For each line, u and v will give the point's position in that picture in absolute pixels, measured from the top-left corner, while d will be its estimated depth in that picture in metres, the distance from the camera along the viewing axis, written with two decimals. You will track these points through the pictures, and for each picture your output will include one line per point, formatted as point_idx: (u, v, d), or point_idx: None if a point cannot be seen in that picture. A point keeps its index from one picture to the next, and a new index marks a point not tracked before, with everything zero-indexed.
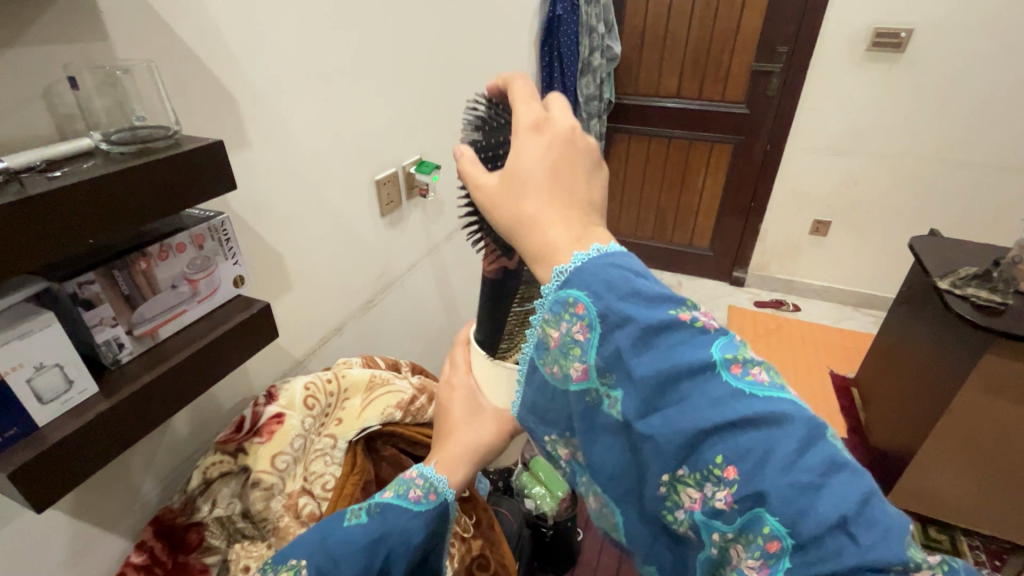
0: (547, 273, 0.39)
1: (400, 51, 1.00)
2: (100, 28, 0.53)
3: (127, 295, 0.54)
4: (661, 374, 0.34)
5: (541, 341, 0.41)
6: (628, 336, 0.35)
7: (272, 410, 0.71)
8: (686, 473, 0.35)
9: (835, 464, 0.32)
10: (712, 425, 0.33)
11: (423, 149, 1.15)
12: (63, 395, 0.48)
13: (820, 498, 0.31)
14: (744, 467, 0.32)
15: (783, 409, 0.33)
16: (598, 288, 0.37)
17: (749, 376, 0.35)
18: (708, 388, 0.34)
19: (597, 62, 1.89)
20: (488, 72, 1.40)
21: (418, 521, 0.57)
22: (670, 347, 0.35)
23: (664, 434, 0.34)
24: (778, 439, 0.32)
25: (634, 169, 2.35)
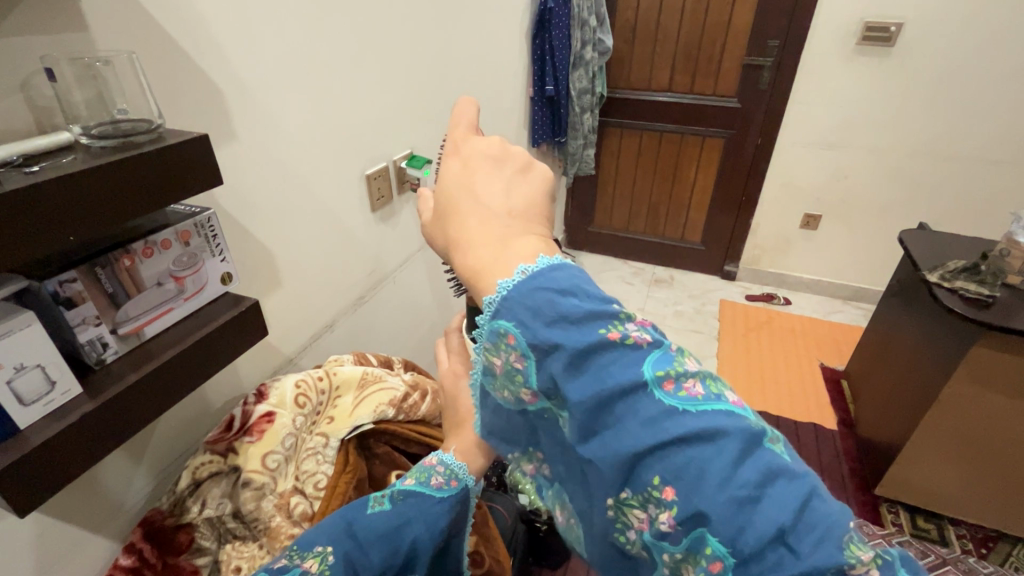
0: (480, 302, 0.38)
1: (390, 44, 0.99)
2: (79, 18, 0.52)
3: (110, 293, 0.53)
4: (590, 400, 0.33)
5: (484, 368, 0.40)
6: (560, 362, 0.34)
7: (262, 410, 0.69)
8: (629, 496, 0.34)
9: (771, 474, 0.30)
10: (644, 449, 0.32)
11: (414, 143, 1.14)
12: (45, 397, 0.47)
13: (756, 513, 0.30)
14: (681, 488, 0.31)
15: (719, 424, 0.31)
16: (524, 315, 0.35)
17: (683, 391, 0.33)
18: (639, 408, 0.32)
19: (589, 55, 1.88)
20: (479, 65, 1.38)
21: (440, 508, 0.57)
22: (599, 369, 0.33)
23: (603, 459, 0.33)
24: (711, 457, 0.31)
25: (626, 163, 2.35)
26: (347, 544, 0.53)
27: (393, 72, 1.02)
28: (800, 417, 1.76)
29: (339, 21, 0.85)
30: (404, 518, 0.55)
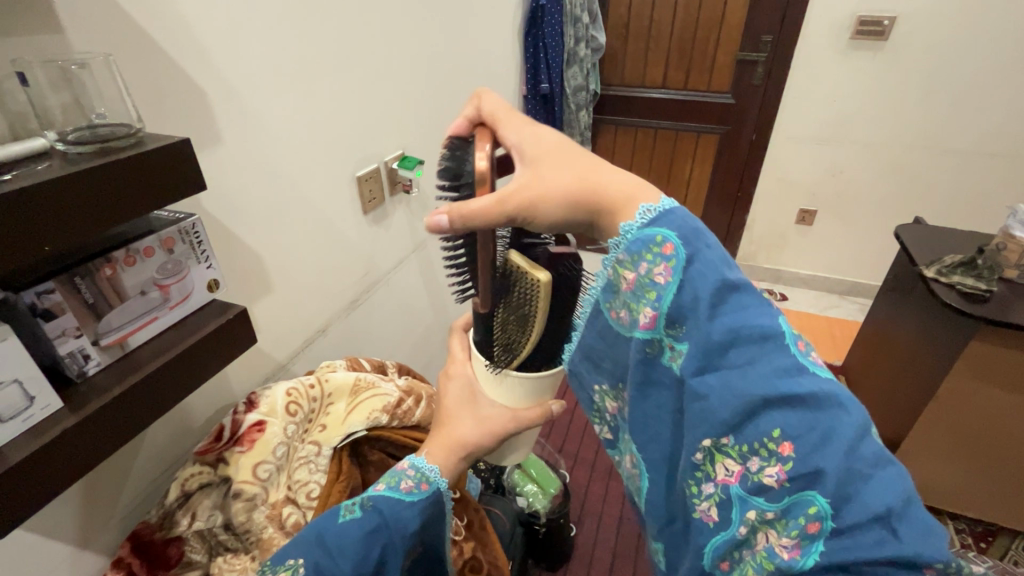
0: (631, 211, 0.42)
1: (379, 42, 0.97)
2: (53, 21, 0.50)
3: (91, 303, 0.51)
4: (731, 333, 0.37)
5: (608, 284, 0.43)
6: (712, 291, 0.38)
7: (253, 418, 0.68)
8: (731, 444, 0.37)
9: (884, 459, 0.35)
10: (773, 393, 0.35)
11: (405, 143, 1.12)
12: (25, 413, 0.45)
13: (870, 489, 0.33)
14: (803, 444, 0.35)
15: (840, 395, 0.36)
16: (688, 235, 0.40)
17: (811, 358, 0.38)
18: (775, 357, 0.36)
19: (582, 52, 1.86)
20: (471, 63, 1.37)
21: (411, 512, 0.55)
22: (742, 307, 0.38)
23: (721, 393, 0.37)
24: (842, 421, 0.34)
25: (621, 160, 2.34)
26: (319, 552, 0.51)
27: (383, 71, 1.00)
28: None
29: (327, 18, 0.84)
30: (380, 520, 0.53)
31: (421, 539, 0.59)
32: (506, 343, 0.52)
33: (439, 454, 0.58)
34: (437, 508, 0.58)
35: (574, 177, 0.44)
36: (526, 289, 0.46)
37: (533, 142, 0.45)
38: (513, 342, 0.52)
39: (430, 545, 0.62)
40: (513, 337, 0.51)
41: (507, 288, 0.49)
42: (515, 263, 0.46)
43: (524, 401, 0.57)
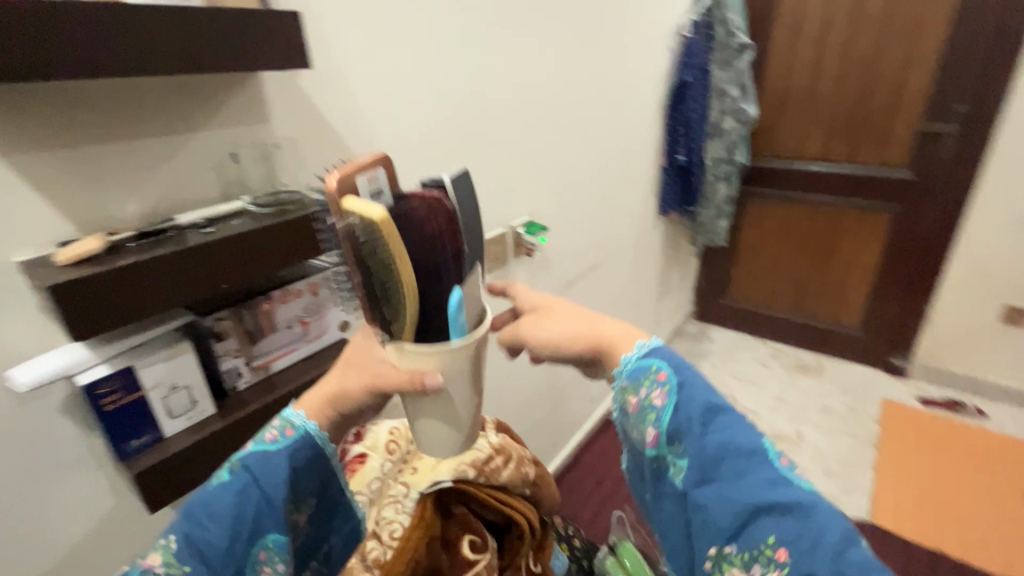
0: (627, 347, 0.46)
1: (520, 121, 1.08)
2: (266, 113, 0.65)
3: (251, 331, 0.63)
4: (722, 446, 0.40)
5: (618, 407, 0.46)
6: (701, 413, 0.42)
7: (357, 451, 0.77)
8: (733, 551, 0.39)
9: (874, 566, 0.36)
10: (764, 503, 0.38)
11: (533, 210, 1.20)
12: (188, 413, 0.57)
13: None
14: (796, 548, 0.37)
15: (823, 505, 0.38)
16: (677, 363, 0.44)
17: (796, 474, 0.40)
18: (762, 469, 0.39)
19: (729, 125, 1.81)
20: (609, 137, 1.43)
21: (279, 461, 0.45)
22: (726, 426, 0.41)
23: (718, 504, 0.39)
24: (825, 531, 0.37)
25: (769, 234, 2.18)
26: (189, 524, 0.42)
27: (520, 147, 1.10)
28: (992, 570, 1.36)
29: (474, 99, 0.95)
30: (249, 482, 0.43)
31: (313, 491, 0.48)
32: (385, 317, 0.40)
33: (313, 394, 0.48)
34: (318, 457, 0.48)
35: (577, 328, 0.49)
36: (369, 240, 0.35)
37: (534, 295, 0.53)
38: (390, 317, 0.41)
39: (337, 503, 0.51)
40: (379, 304, 0.39)
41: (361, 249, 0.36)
42: (351, 210, 0.35)
43: (402, 363, 0.43)
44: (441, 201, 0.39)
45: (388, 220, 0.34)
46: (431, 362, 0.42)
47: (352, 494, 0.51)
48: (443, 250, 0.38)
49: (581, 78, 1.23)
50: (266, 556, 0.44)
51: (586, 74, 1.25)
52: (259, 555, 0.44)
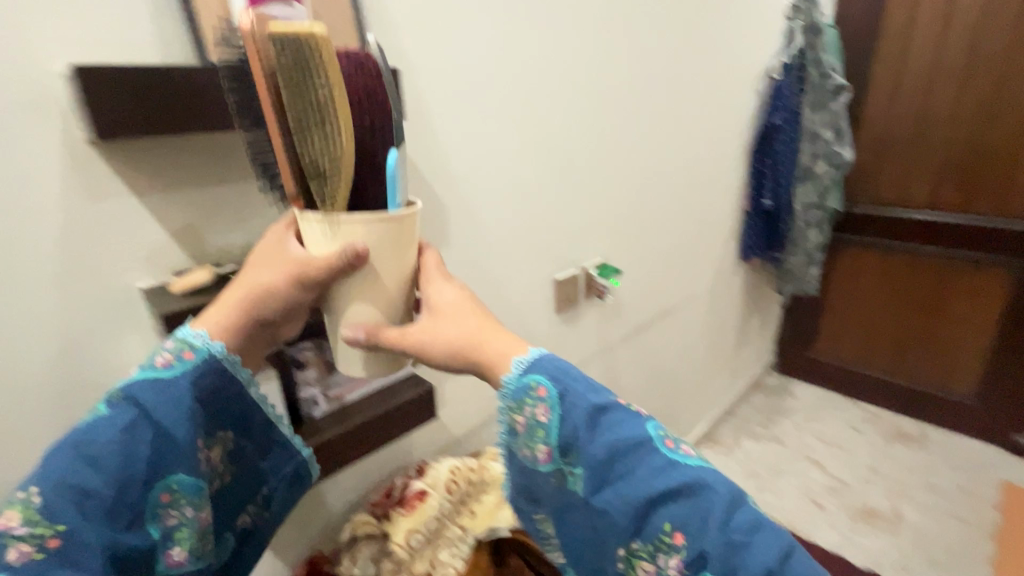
0: (506, 365, 0.50)
1: (597, 165, 1.09)
2: None
3: (330, 362, 0.66)
4: (611, 450, 0.45)
5: (510, 427, 0.50)
6: (585, 423, 0.46)
7: (418, 486, 0.76)
8: (640, 540, 0.45)
9: (753, 524, 0.43)
10: (654, 493, 0.44)
11: (607, 253, 1.19)
12: None
13: (746, 555, 0.41)
14: (688, 530, 0.43)
15: (707, 477, 0.44)
16: (556, 376, 0.48)
17: (680, 452, 0.46)
18: (649, 460, 0.45)
19: (821, 169, 1.71)
20: (688, 181, 1.40)
21: (172, 389, 0.46)
22: (612, 428, 0.46)
23: (618, 504, 0.45)
24: (707, 506, 0.43)
25: (865, 286, 2.01)
26: (65, 468, 0.42)
27: (596, 190, 1.11)
28: None
29: (551, 141, 0.98)
30: (135, 420, 0.45)
31: (215, 430, 0.50)
32: (320, 171, 0.43)
33: (220, 310, 0.49)
34: (215, 388, 0.49)
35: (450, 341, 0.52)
36: (303, 68, 0.39)
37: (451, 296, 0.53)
38: (326, 173, 0.43)
39: (247, 443, 0.53)
40: (316, 153, 0.42)
41: (293, 86, 0.39)
42: (281, 35, 0.38)
43: (334, 240, 0.46)
44: (365, 58, 0.44)
45: (325, 36, 0.39)
46: (364, 237, 0.46)
47: (265, 431, 0.54)
48: (378, 113, 0.44)
49: (661, 122, 1.23)
50: (170, 498, 0.46)
51: (667, 118, 1.24)
52: (161, 496, 0.46)
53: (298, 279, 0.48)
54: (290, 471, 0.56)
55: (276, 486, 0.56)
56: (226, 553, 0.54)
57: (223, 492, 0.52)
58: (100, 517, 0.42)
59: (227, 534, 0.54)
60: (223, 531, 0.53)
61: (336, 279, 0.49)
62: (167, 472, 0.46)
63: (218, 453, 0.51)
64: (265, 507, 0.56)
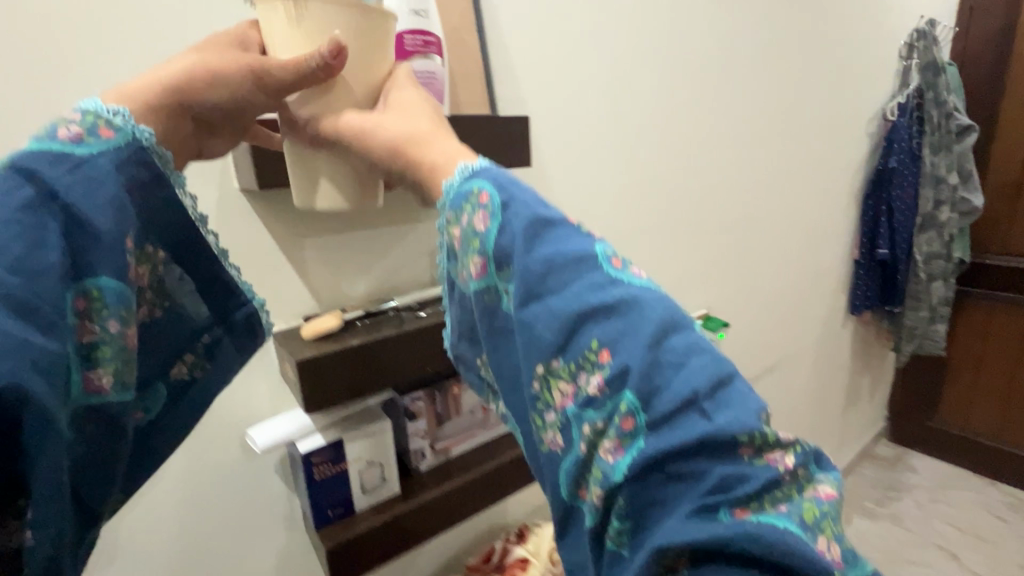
0: (450, 171, 0.35)
1: (701, 211, 1.04)
2: None
3: (439, 413, 0.63)
4: (549, 261, 0.30)
5: (445, 251, 0.35)
6: (523, 226, 0.31)
7: (519, 553, 0.71)
8: (561, 364, 0.30)
9: (695, 346, 0.29)
10: (585, 306, 0.29)
11: (710, 304, 1.12)
12: (376, 490, 0.58)
13: (676, 375, 0.28)
14: (619, 348, 0.28)
15: (653, 298, 0.30)
16: (504, 181, 0.33)
17: (631, 272, 0.31)
18: (589, 274, 0.30)
19: (946, 216, 1.53)
20: (796, 229, 1.31)
21: (88, 166, 0.28)
22: (556, 240, 0.31)
23: (541, 321, 0.30)
24: (644, 321, 0.29)
25: (1001, 348, 1.75)
26: None
27: (698, 237, 1.05)
28: None
29: (657, 187, 0.95)
30: (35, 196, 0.26)
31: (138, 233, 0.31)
32: None
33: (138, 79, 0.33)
34: (142, 181, 0.31)
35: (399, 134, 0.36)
36: None
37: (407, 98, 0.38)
38: None
39: (183, 270, 0.34)
40: None
41: None
42: None
43: (299, 31, 0.35)
44: None
45: None
46: (336, 24, 0.34)
47: (206, 259, 0.34)
48: None
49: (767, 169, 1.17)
50: (87, 307, 0.28)
51: (771, 163, 1.18)
52: (73, 302, 0.27)
53: (259, 74, 0.35)
54: (244, 329, 0.36)
55: (221, 340, 0.36)
56: (148, 433, 0.34)
57: (162, 340, 0.34)
58: (4, 309, 0.24)
59: (149, 402, 0.34)
60: (154, 396, 0.34)
61: (302, 87, 0.36)
62: (75, 263, 0.27)
63: (146, 276, 0.32)
64: (212, 375, 0.36)
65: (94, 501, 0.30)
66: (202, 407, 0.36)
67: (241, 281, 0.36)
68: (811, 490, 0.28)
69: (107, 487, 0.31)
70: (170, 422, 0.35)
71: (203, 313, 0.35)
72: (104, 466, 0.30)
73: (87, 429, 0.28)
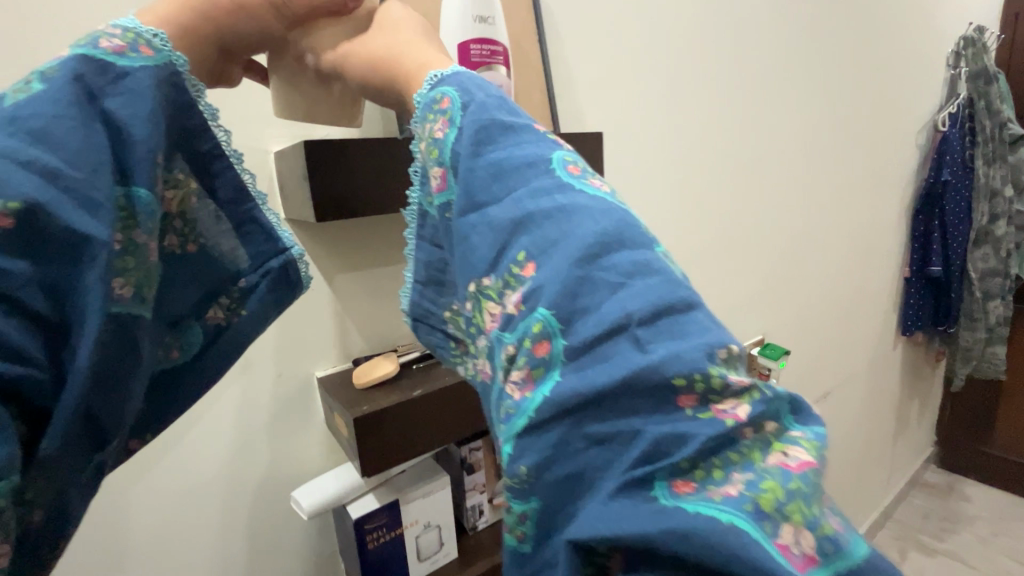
0: (420, 81, 0.30)
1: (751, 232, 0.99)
2: None
3: (499, 463, 0.57)
4: (492, 167, 0.26)
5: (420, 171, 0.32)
6: (474, 128, 0.27)
7: None
8: (490, 283, 0.26)
9: (646, 268, 0.24)
10: (521, 214, 0.25)
11: (761, 329, 1.05)
12: (433, 555, 0.52)
13: (608, 297, 0.23)
14: (546, 263, 0.24)
15: (603, 213, 0.25)
16: (471, 85, 0.28)
17: (589, 181, 0.26)
18: (532, 181, 0.25)
19: (1002, 230, 1.44)
20: (846, 247, 1.24)
21: (131, 71, 0.24)
22: (508, 143, 0.26)
23: (473, 231, 0.26)
24: (578, 233, 0.24)
25: None
26: None
27: (745, 260, 0.99)
28: None
29: (706, 209, 0.90)
30: (74, 92, 0.23)
31: (174, 154, 0.27)
32: None
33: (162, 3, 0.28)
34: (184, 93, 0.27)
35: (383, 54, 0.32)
36: None
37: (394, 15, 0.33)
38: None
39: (218, 206, 0.29)
40: None
41: None
42: None
43: None
44: None
45: None
46: None
47: (244, 194, 0.29)
48: None
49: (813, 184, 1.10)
50: (127, 211, 0.24)
51: (818, 178, 1.12)
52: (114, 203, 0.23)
53: (280, 8, 0.31)
54: (280, 279, 0.30)
55: (256, 288, 0.30)
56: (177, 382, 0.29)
57: (202, 281, 0.29)
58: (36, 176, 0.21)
59: (177, 345, 0.29)
60: (187, 339, 0.29)
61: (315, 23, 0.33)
62: (117, 163, 0.23)
63: (174, 203, 0.28)
64: (249, 326, 0.30)
65: (107, 442, 0.25)
66: (232, 362, 0.30)
67: (280, 226, 0.30)
68: (779, 457, 0.22)
69: (124, 427, 0.26)
70: (194, 374, 0.29)
71: (239, 257, 0.29)
72: (129, 397, 0.25)
73: (116, 351, 0.24)
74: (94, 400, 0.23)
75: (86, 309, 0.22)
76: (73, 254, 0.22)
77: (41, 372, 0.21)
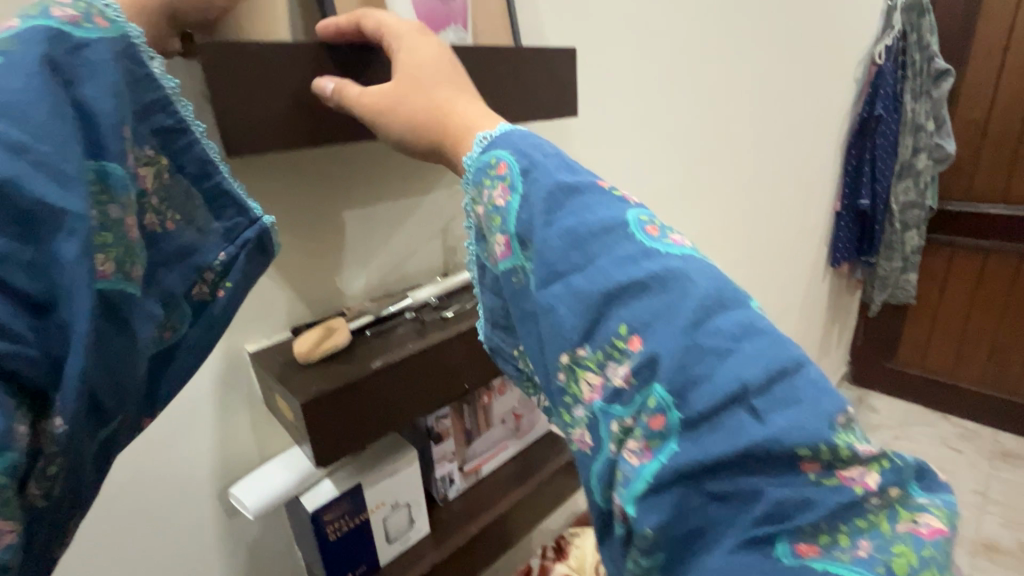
0: (473, 144, 0.33)
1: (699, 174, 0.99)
2: None
3: (467, 430, 0.56)
4: (570, 235, 0.26)
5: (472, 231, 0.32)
6: (544, 197, 0.27)
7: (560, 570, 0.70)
8: (587, 355, 0.26)
9: (749, 329, 0.24)
10: (617, 284, 0.25)
11: None
12: (404, 534, 0.51)
13: (722, 366, 0.24)
14: (652, 334, 0.24)
15: (697, 277, 0.25)
16: (524, 148, 0.30)
17: (670, 240, 0.27)
18: (615, 247, 0.26)
19: (922, 163, 1.51)
20: (785, 181, 1.25)
21: (92, 49, 0.25)
22: (582, 207, 0.27)
23: (563, 303, 0.26)
24: (678, 302, 0.25)
25: (954, 292, 1.82)
26: None
27: (689, 203, 0.99)
28: None
29: (657, 153, 0.88)
30: (40, 66, 0.23)
31: (143, 131, 0.28)
32: None
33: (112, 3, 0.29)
34: (137, 62, 0.27)
35: (425, 111, 0.36)
36: None
37: (422, 59, 0.37)
38: None
39: (190, 180, 0.30)
40: None
41: None
42: None
43: None
44: None
45: None
46: None
47: (210, 169, 0.31)
48: None
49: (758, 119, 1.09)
50: (103, 184, 0.24)
51: (762, 112, 1.10)
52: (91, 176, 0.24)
53: None
54: (256, 247, 0.32)
55: (236, 259, 0.32)
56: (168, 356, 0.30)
57: (192, 266, 0.30)
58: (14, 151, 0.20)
59: (170, 325, 0.30)
60: (179, 315, 0.30)
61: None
62: (91, 141, 0.24)
63: (149, 179, 0.28)
64: (235, 294, 0.32)
65: (109, 415, 0.26)
66: (220, 334, 0.32)
67: (248, 196, 0.32)
68: (909, 525, 0.24)
69: (125, 401, 0.26)
70: (187, 349, 0.31)
71: (213, 233, 0.31)
72: (133, 368, 0.26)
73: (105, 325, 0.24)
74: (98, 380, 0.24)
75: (73, 277, 0.22)
76: (51, 227, 0.21)
77: (31, 347, 0.21)
